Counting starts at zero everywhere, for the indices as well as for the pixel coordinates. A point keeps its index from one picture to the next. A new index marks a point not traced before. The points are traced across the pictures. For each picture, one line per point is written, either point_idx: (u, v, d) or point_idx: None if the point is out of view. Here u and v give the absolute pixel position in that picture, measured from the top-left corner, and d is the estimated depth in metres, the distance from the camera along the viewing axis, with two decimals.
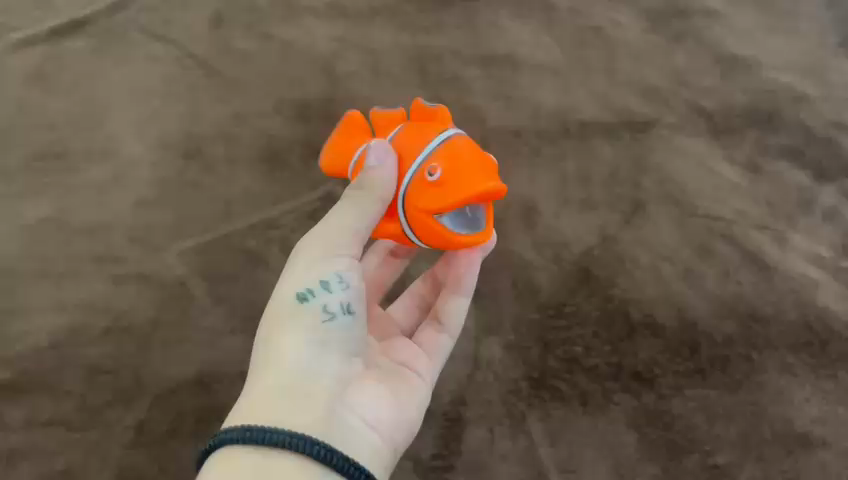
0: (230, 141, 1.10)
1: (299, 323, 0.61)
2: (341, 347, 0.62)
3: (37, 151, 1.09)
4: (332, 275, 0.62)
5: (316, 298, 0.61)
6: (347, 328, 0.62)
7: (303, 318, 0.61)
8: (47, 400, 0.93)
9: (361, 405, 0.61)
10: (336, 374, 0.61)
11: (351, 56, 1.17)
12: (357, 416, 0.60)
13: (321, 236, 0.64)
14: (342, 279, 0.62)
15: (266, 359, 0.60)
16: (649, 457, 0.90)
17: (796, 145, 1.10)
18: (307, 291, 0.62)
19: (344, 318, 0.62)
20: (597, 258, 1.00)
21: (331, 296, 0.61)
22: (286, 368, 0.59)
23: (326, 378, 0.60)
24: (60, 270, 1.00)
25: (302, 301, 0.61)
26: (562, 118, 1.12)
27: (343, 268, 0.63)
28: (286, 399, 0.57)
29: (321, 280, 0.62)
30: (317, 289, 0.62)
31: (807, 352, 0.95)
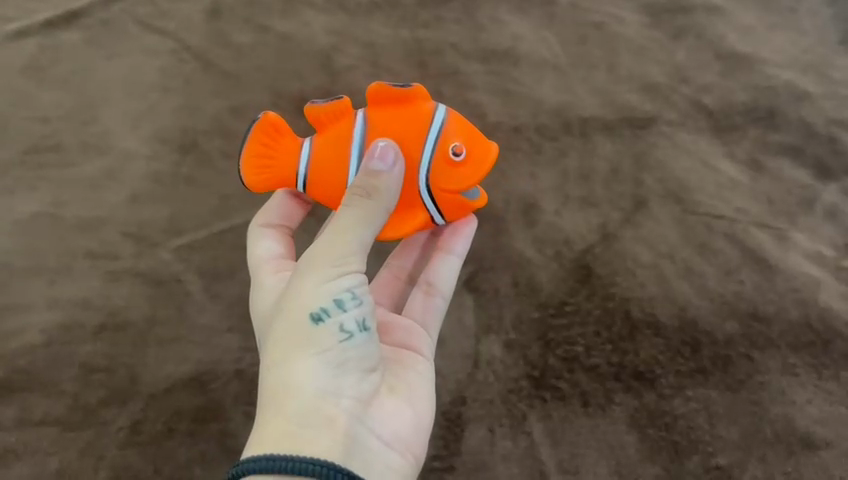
0: (227, 136, 1.09)
1: (316, 344, 0.60)
2: (359, 366, 0.62)
3: (31, 145, 1.07)
4: (344, 290, 0.61)
5: (331, 317, 0.60)
6: (363, 346, 0.61)
7: (319, 338, 0.60)
8: (40, 398, 0.91)
9: (379, 423, 0.62)
10: (355, 395, 0.61)
11: (349, 50, 1.16)
12: (377, 436, 0.62)
13: (326, 246, 0.61)
14: (355, 295, 0.61)
15: (284, 381, 0.59)
16: (651, 458, 0.88)
17: (798, 142, 1.10)
18: (321, 310, 0.60)
19: (360, 336, 0.61)
20: (598, 256, 0.99)
21: (346, 314, 0.61)
22: (306, 393, 0.59)
23: (345, 400, 0.60)
24: (53, 267, 0.98)
25: (316, 321, 0.60)
26: (562, 114, 1.11)
27: (354, 281, 0.62)
28: (307, 428, 0.57)
29: (334, 298, 0.60)
30: (331, 307, 0.60)
31: (808, 352, 0.94)
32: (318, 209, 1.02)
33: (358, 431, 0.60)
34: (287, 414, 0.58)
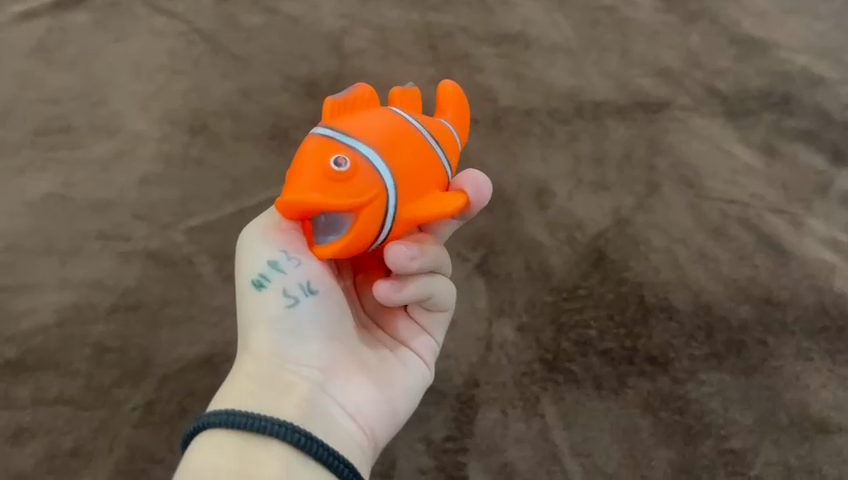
0: (238, 118, 1.09)
1: (262, 310, 0.57)
2: (315, 332, 0.57)
3: (41, 125, 1.07)
4: (279, 252, 0.57)
5: (272, 282, 0.57)
6: (314, 310, 0.57)
7: (264, 305, 0.57)
8: (51, 378, 0.90)
9: (344, 393, 0.57)
10: (313, 364, 0.57)
11: (359, 33, 1.16)
12: (341, 407, 0.57)
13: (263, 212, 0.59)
14: (292, 255, 0.57)
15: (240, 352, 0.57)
16: (664, 442, 0.87)
17: (812, 128, 1.09)
18: (260, 276, 0.57)
19: (308, 300, 0.57)
20: (611, 240, 0.99)
21: (287, 277, 0.57)
22: (255, 359, 0.56)
23: (301, 368, 0.56)
24: (65, 247, 0.98)
25: (259, 288, 0.57)
26: (574, 98, 1.10)
27: (289, 241, 0.57)
28: (255, 392, 0.54)
29: (271, 261, 0.57)
30: (269, 272, 0.57)
31: (823, 337, 0.93)
32: None
33: (317, 399, 0.55)
34: (238, 384, 0.55)
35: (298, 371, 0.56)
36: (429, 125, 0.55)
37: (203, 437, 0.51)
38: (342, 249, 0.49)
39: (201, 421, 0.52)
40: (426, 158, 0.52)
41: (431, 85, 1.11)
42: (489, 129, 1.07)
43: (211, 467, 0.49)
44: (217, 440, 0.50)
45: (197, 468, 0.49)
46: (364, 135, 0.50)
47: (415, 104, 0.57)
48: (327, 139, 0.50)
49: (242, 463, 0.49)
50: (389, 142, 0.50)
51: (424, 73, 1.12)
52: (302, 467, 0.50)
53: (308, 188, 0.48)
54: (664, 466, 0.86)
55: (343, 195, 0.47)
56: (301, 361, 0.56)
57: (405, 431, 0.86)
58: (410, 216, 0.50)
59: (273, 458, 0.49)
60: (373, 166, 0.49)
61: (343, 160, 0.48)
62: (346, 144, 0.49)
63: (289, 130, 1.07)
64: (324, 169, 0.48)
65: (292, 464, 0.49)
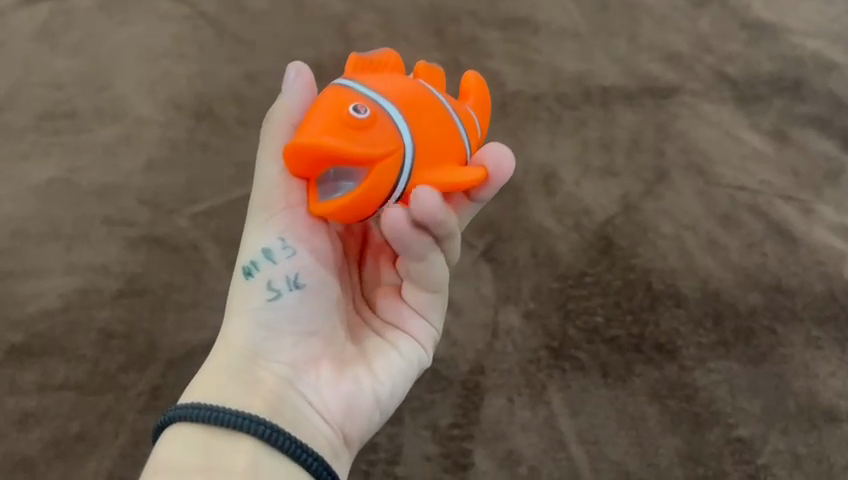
0: (243, 103, 1.08)
1: (246, 299, 0.57)
2: (294, 326, 0.57)
3: (46, 110, 1.06)
4: (276, 240, 0.58)
5: (260, 271, 0.58)
6: (297, 304, 0.57)
7: (248, 294, 0.57)
8: (57, 363, 0.89)
9: (316, 391, 0.56)
10: (286, 359, 0.56)
11: (365, 17, 1.15)
12: (310, 405, 0.56)
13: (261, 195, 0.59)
14: (286, 245, 0.58)
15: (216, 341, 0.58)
16: (671, 430, 0.86)
17: (823, 113, 1.08)
18: (251, 264, 0.58)
19: (292, 294, 0.57)
20: (619, 227, 0.98)
21: (276, 268, 0.57)
22: (228, 350, 0.56)
23: (274, 363, 0.56)
24: (70, 232, 0.97)
25: (248, 276, 0.58)
26: (582, 83, 1.09)
27: (287, 227, 0.58)
28: (223, 383, 0.54)
29: (264, 250, 0.58)
30: (260, 260, 0.58)
31: (832, 325, 0.92)
32: None
33: (284, 396, 0.55)
34: (207, 372, 0.55)
35: (270, 365, 0.56)
36: (454, 105, 0.55)
37: (170, 431, 0.50)
38: (349, 204, 0.49)
39: (167, 415, 0.51)
40: (449, 130, 0.52)
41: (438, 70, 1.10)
42: (496, 115, 1.06)
43: (178, 460, 0.48)
44: (181, 434, 0.50)
45: (161, 463, 0.49)
46: (386, 94, 0.51)
47: (438, 81, 0.58)
48: (346, 92, 0.50)
49: (208, 458, 0.49)
50: (409, 103, 0.51)
51: (430, 58, 1.11)
52: (270, 460, 0.50)
53: (322, 132, 0.47)
54: (671, 454, 0.85)
55: (362, 142, 0.47)
56: (275, 354, 0.56)
57: (411, 417, 0.86)
58: (425, 181, 0.50)
59: (243, 453, 0.49)
60: (393, 121, 0.49)
61: (363, 108, 0.48)
62: (367, 98, 0.50)
63: None
64: (342, 114, 0.48)
65: (257, 458, 0.49)
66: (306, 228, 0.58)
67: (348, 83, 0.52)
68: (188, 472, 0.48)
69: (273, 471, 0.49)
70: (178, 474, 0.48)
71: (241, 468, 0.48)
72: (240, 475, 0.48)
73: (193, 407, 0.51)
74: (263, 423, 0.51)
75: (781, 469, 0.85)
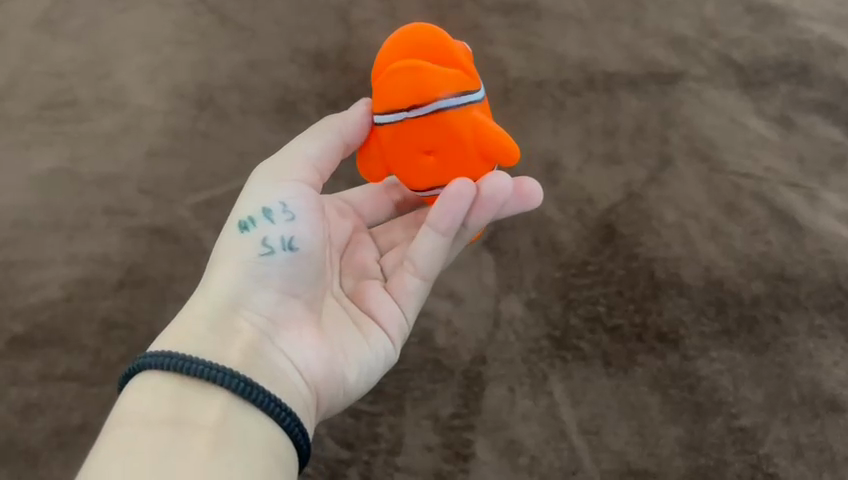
0: (245, 91, 1.07)
1: (237, 253, 0.61)
2: (279, 283, 0.60)
3: (47, 99, 1.06)
4: (277, 203, 0.62)
5: (257, 228, 0.61)
6: (287, 264, 0.60)
7: (242, 248, 0.61)
8: (59, 354, 0.90)
9: (293, 349, 0.59)
10: (268, 313, 0.59)
11: (367, 3, 1.14)
12: (288, 359, 0.58)
13: (276, 163, 0.65)
14: (286, 209, 0.62)
15: (198, 292, 0.60)
16: (673, 419, 0.86)
17: (830, 99, 1.07)
18: (249, 220, 0.62)
19: (283, 253, 0.60)
20: (622, 215, 0.97)
21: (273, 227, 0.61)
22: (212, 298, 0.59)
23: (256, 317, 0.59)
24: (71, 223, 0.97)
25: (244, 230, 0.61)
26: (586, 70, 1.08)
27: (289, 195, 0.62)
28: (204, 330, 0.56)
29: (264, 209, 0.62)
30: (259, 218, 0.62)
31: (836, 313, 0.91)
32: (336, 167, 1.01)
33: (263, 348, 0.57)
34: (189, 319, 0.57)
35: (250, 317, 0.58)
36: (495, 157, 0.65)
37: (141, 374, 0.52)
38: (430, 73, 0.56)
39: (142, 361, 0.52)
40: None
41: None
42: (498, 102, 1.06)
43: (144, 410, 0.49)
44: (152, 385, 0.51)
45: (128, 413, 0.49)
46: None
47: None
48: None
49: (178, 407, 0.49)
50: None
51: None
52: (241, 413, 0.51)
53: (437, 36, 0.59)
54: (672, 444, 0.85)
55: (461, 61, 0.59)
56: (258, 307, 0.59)
57: (412, 407, 0.86)
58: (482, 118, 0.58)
59: (213, 406, 0.51)
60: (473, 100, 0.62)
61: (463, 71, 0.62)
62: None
63: (295, 104, 1.06)
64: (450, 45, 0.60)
65: (226, 409, 0.51)
66: (306, 201, 0.63)
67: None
68: (156, 423, 0.48)
69: (242, 424, 0.51)
70: (145, 422, 0.48)
71: (212, 421, 0.49)
72: (209, 428, 0.49)
73: (167, 356, 0.52)
74: (236, 378, 0.52)
75: (783, 459, 0.84)
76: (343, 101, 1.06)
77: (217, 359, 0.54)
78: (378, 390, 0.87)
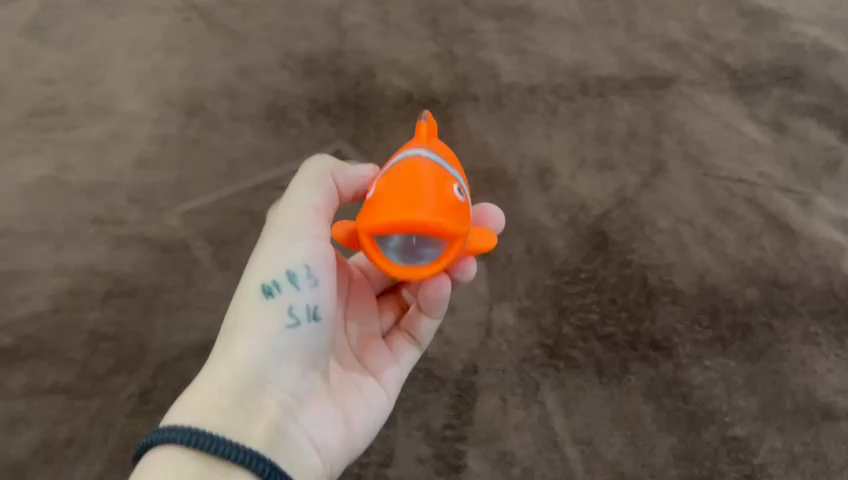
0: (235, 97, 1.07)
1: (260, 320, 0.58)
2: (301, 355, 0.58)
3: (35, 107, 1.05)
4: (302, 268, 0.58)
5: (281, 293, 0.58)
6: (312, 336, 0.58)
7: (266, 313, 0.58)
8: (47, 366, 0.89)
9: (311, 423, 0.59)
10: (290, 387, 0.58)
11: (359, 8, 1.13)
12: (306, 434, 0.58)
13: (293, 215, 0.60)
14: (311, 275, 0.58)
15: (218, 355, 0.58)
16: (667, 429, 0.85)
17: (824, 103, 1.06)
18: (273, 284, 0.58)
19: (308, 324, 0.58)
20: (615, 221, 0.97)
21: (298, 294, 0.58)
22: (234, 369, 0.56)
23: (278, 390, 0.57)
24: (60, 232, 0.96)
25: (267, 295, 0.58)
26: (578, 74, 1.08)
27: (314, 259, 0.59)
28: (229, 407, 0.55)
29: (289, 273, 0.58)
30: (283, 282, 0.58)
31: (830, 320, 0.91)
32: None
33: (285, 424, 0.57)
34: (212, 391, 0.55)
35: (272, 391, 0.57)
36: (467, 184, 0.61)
37: (167, 451, 0.50)
38: (435, 270, 0.52)
39: (166, 435, 0.50)
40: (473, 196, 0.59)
41: (432, 61, 1.09)
42: (491, 107, 1.05)
43: None
44: (185, 467, 0.49)
45: None
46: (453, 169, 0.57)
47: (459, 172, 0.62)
48: (443, 164, 0.55)
49: None
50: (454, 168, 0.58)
51: (424, 50, 1.10)
52: None
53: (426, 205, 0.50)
54: (666, 453, 0.84)
55: (455, 218, 0.51)
56: (279, 380, 0.58)
57: (403, 418, 0.85)
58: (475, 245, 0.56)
59: None
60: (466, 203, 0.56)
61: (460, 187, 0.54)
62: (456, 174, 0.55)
63: (286, 110, 1.05)
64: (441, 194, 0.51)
65: None
66: (330, 265, 0.60)
67: (436, 156, 0.55)
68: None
69: None
70: None
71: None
72: None
73: (200, 439, 0.51)
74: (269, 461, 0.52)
75: (777, 468, 0.84)
76: (334, 107, 1.05)
77: (245, 441, 0.53)
78: None
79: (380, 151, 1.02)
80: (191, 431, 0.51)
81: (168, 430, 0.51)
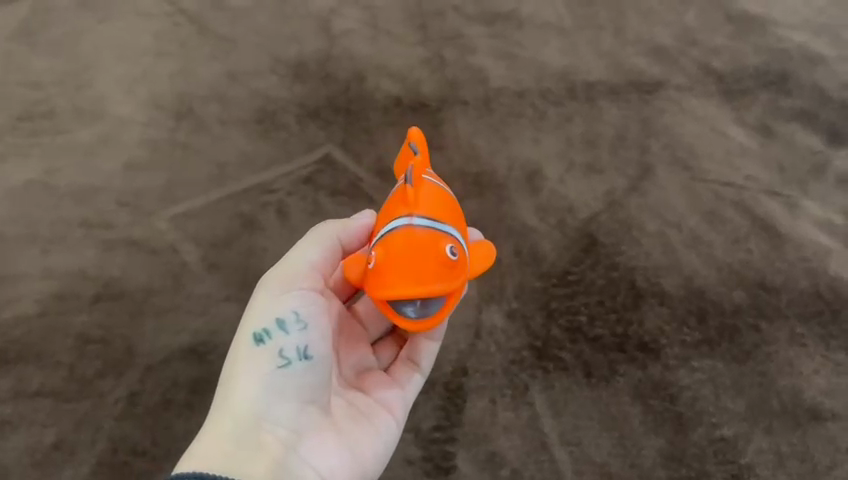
0: (224, 101, 1.07)
1: (252, 367, 0.59)
2: (297, 394, 0.59)
3: (24, 110, 1.05)
4: (290, 313, 0.60)
5: (272, 339, 0.59)
6: (305, 374, 0.59)
7: (258, 359, 0.59)
8: (34, 369, 0.88)
9: (314, 458, 0.59)
10: (289, 425, 0.59)
11: (349, 13, 1.14)
12: (310, 471, 0.58)
13: (283, 269, 0.62)
14: (300, 318, 0.60)
15: (218, 404, 0.59)
16: (655, 430, 0.86)
17: (809, 107, 1.07)
18: (263, 331, 0.60)
19: (300, 364, 0.59)
20: (603, 224, 0.97)
21: (288, 338, 0.59)
22: (231, 414, 0.58)
23: (276, 429, 0.58)
24: (47, 235, 0.96)
25: (258, 342, 0.60)
26: (567, 79, 1.09)
27: (301, 304, 0.60)
28: (227, 450, 0.56)
29: (278, 319, 0.60)
30: (273, 329, 0.60)
31: (817, 322, 0.91)
32: (316, 178, 1.01)
33: (286, 464, 0.57)
34: (211, 437, 0.57)
35: (271, 432, 0.58)
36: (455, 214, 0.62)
37: None
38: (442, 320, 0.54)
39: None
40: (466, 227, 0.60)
41: (421, 66, 1.09)
42: (480, 111, 1.06)
43: None
44: None
45: None
46: (450, 222, 0.57)
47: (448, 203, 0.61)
48: (436, 232, 0.54)
49: None
50: (452, 214, 0.58)
51: (414, 55, 1.10)
52: None
53: (429, 278, 0.52)
54: (654, 454, 0.85)
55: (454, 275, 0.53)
56: (278, 420, 0.58)
57: None
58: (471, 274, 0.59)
59: None
60: (465, 255, 0.57)
61: (456, 254, 0.54)
62: (452, 234, 0.55)
63: (276, 114, 1.06)
64: (441, 258, 0.52)
65: None
66: (319, 307, 0.61)
67: (429, 222, 0.54)
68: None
69: None
70: None
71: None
72: None
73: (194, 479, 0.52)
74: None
75: (764, 469, 0.84)
76: (323, 111, 1.06)
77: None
78: None
79: (369, 154, 1.02)
80: (182, 476, 0.52)
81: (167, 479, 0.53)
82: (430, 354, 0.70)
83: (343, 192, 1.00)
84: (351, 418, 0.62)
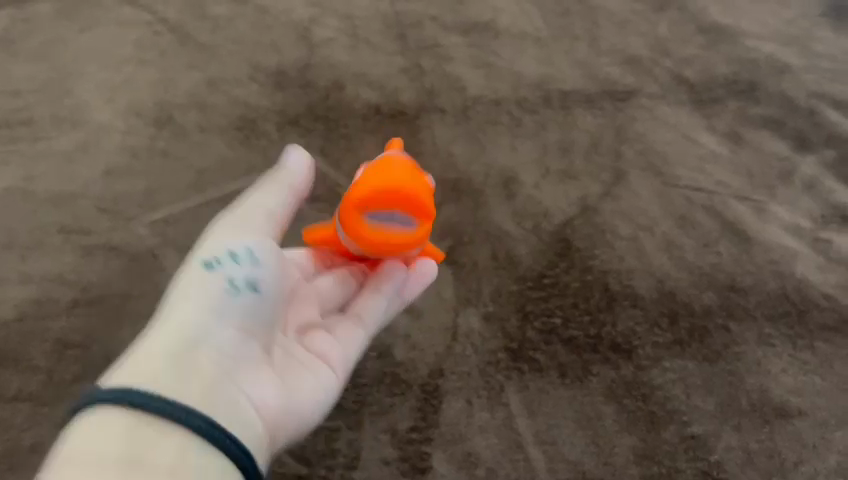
0: (205, 109, 1.08)
1: (196, 293, 0.62)
2: (239, 320, 0.62)
3: (4, 118, 1.06)
4: (240, 247, 0.66)
5: (221, 267, 0.65)
6: (247, 302, 0.64)
7: (204, 281, 0.64)
8: (12, 374, 0.88)
9: (250, 386, 0.61)
10: (230, 350, 0.61)
11: (329, 22, 1.16)
12: (247, 397, 0.60)
13: (231, 221, 0.69)
14: (246, 252, 0.66)
15: (157, 324, 0.61)
16: (627, 428, 0.87)
17: (777, 115, 1.10)
18: (213, 260, 0.65)
19: (243, 294, 0.64)
20: (577, 229, 0.99)
21: (237, 267, 0.65)
22: (172, 329, 0.59)
23: (215, 349, 0.60)
24: (26, 241, 0.96)
25: (208, 267, 0.65)
26: (542, 87, 1.11)
27: (250, 240, 0.67)
28: (164, 356, 0.56)
29: (227, 251, 0.66)
30: (223, 259, 0.65)
31: (784, 322, 0.94)
32: None
33: (221, 380, 0.58)
34: (149, 348, 0.57)
35: (211, 353, 0.59)
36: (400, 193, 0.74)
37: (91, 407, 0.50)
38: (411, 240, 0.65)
39: (92, 390, 0.51)
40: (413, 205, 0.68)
41: (399, 75, 1.11)
42: (457, 118, 1.08)
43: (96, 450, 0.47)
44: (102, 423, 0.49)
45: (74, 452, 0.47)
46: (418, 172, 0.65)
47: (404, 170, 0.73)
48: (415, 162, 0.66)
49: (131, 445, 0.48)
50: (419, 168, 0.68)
51: (392, 63, 1.12)
52: (201, 444, 0.51)
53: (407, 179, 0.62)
54: (626, 452, 0.86)
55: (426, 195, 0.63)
56: (217, 343, 0.60)
57: (369, 422, 0.86)
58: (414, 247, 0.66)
59: (168, 435, 0.50)
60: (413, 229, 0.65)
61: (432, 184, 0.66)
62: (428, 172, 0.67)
63: (256, 121, 1.07)
64: (416, 173, 0.64)
65: (182, 435, 0.50)
66: (264, 245, 0.68)
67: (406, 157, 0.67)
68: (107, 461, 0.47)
69: (203, 451, 0.51)
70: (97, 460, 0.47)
71: (167, 462, 0.48)
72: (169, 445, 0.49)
73: (124, 391, 0.51)
74: (200, 418, 0.52)
75: (733, 465, 0.86)
76: (303, 119, 1.07)
77: (177, 395, 0.53)
78: (336, 405, 0.86)
79: (348, 162, 1.04)
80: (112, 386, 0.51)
81: (95, 388, 0.52)
82: (379, 313, 0.76)
83: (322, 198, 1.01)
84: (281, 364, 0.66)
